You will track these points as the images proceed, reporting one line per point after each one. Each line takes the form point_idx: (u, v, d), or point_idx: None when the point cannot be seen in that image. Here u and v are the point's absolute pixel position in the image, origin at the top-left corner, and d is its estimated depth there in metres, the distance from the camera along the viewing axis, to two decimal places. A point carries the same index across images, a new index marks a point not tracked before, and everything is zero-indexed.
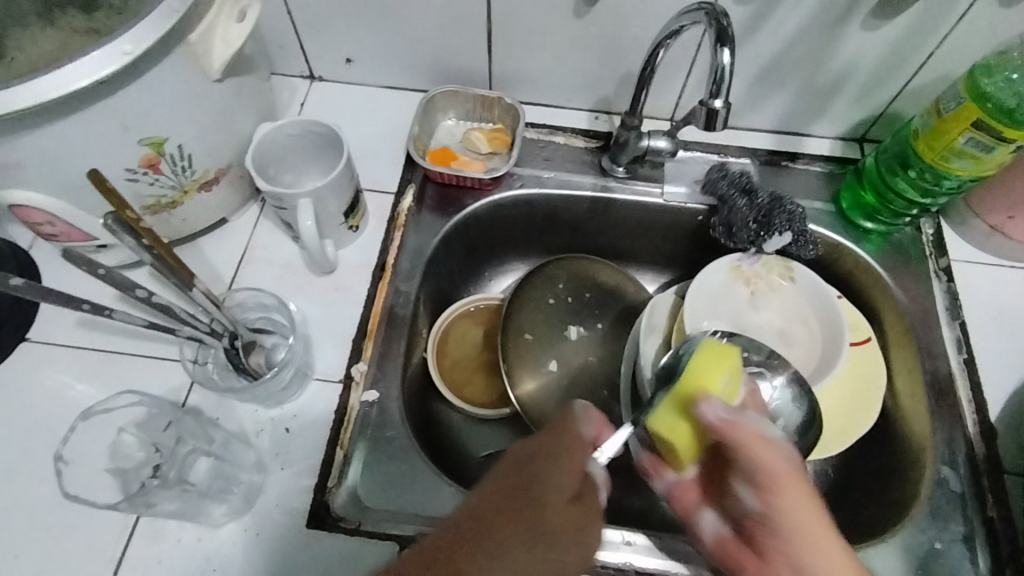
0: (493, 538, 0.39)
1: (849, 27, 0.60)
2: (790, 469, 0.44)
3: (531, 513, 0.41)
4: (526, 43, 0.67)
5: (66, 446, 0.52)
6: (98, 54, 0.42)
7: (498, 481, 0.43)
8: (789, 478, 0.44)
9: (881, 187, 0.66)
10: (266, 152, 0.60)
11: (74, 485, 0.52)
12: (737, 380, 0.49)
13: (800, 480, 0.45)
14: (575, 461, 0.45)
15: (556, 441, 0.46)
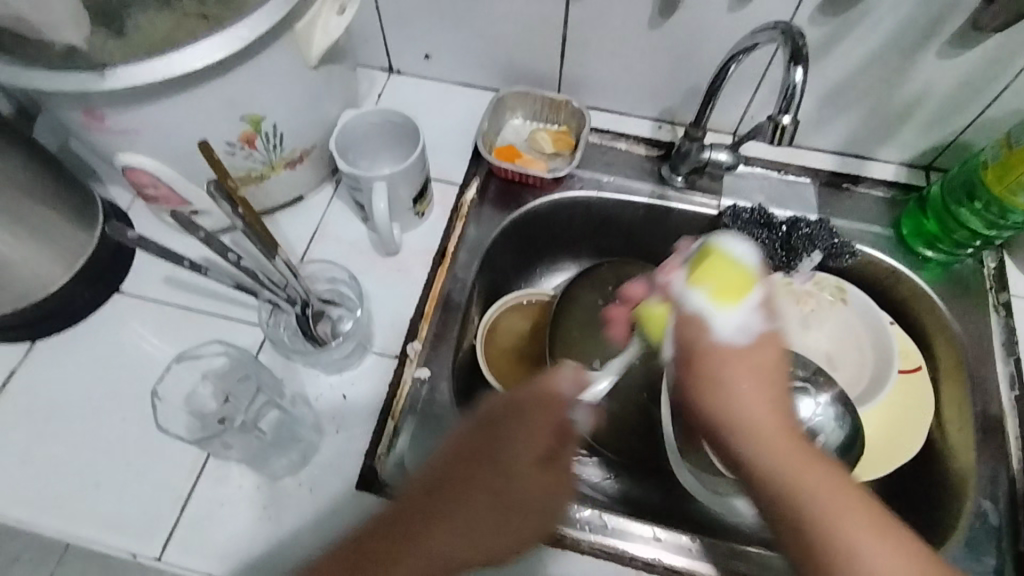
0: (439, 509, 0.47)
1: (925, 54, 0.60)
2: (719, 342, 0.37)
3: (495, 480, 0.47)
4: (599, 50, 0.70)
5: (162, 384, 0.57)
6: (220, 37, 0.47)
7: (462, 444, 0.48)
8: (726, 355, 0.37)
9: (943, 216, 0.65)
10: (348, 137, 0.64)
11: (165, 419, 0.56)
12: (727, 287, 0.38)
13: (744, 355, 0.37)
14: (545, 422, 0.48)
15: (529, 398, 0.48)
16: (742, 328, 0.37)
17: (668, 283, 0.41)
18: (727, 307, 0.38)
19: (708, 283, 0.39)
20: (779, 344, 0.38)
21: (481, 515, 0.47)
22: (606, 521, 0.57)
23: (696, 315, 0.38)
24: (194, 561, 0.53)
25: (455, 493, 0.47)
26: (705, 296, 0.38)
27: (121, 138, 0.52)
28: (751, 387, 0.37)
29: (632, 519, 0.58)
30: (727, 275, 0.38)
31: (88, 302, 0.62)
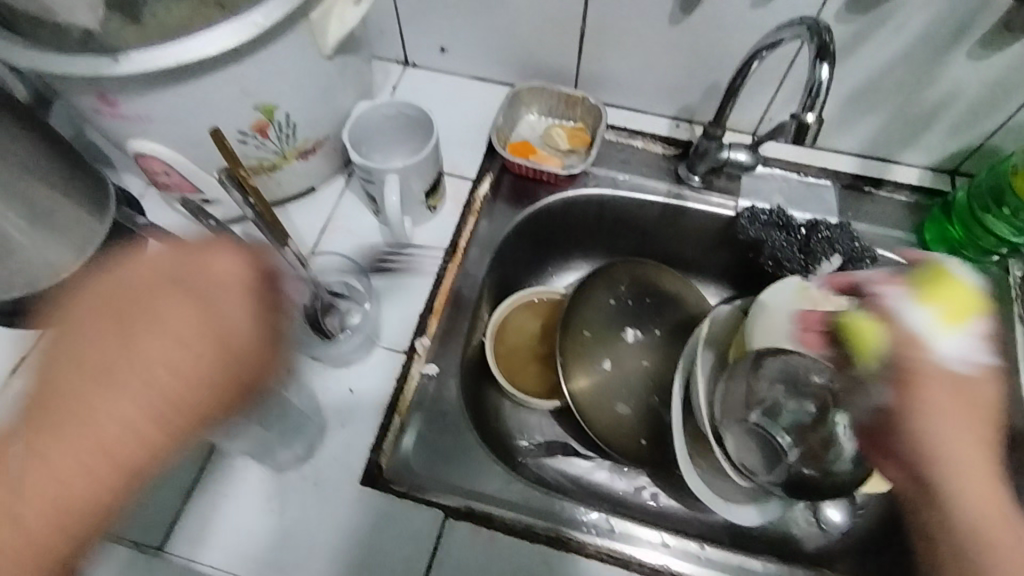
0: (94, 376, 0.33)
1: (955, 55, 0.58)
2: (941, 376, 0.40)
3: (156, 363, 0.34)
4: (618, 46, 0.68)
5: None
6: (234, 23, 0.46)
7: (105, 300, 0.35)
8: (950, 394, 0.40)
9: (969, 222, 0.63)
10: (362, 129, 0.64)
11: None
12: (959, 309, 0.44)
13: (948, 390, 0.40)
14: (196, 290, 0.35)
15: (173, 260, 0.36)
16: (959, 346, 0.42)
17: (888, 299, 0.46)
18: (951, 330, 0.42)
19: (936, 302, 0.44)
20: (995, 387, 0.41)
21: (152, 378, 0.33)
22: (615, 525, 0.56)
23: (917, 335, 0.42)
24: (196, 551, 0.53)
25: (93, 340, 0.34)
26: (932, 318, 0.43)
27: (133, 125, 0.52)
28: (963, 427, 0.39)
29: (641, 524, 0.56)
30: (938, 292, 0.45)
31: None
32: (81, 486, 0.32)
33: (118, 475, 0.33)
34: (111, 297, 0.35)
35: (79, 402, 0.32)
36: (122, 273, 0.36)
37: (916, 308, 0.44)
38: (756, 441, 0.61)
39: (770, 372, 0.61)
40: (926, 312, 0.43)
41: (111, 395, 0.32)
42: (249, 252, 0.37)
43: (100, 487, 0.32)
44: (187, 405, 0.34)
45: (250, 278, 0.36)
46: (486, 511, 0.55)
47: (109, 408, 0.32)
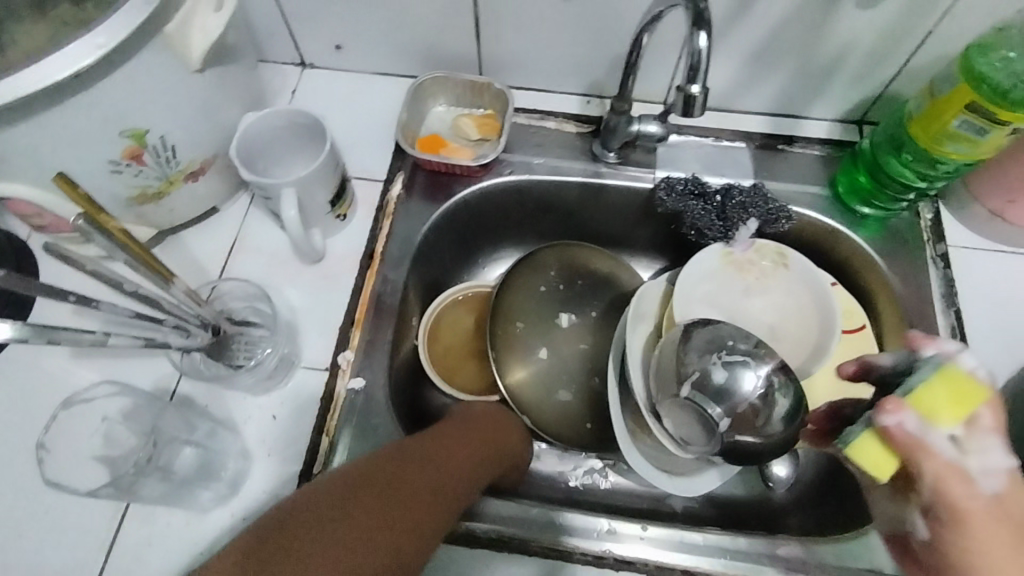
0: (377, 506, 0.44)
1: (843, 7, 0.58)
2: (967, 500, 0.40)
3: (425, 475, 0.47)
4: (514, 26, 0.66)
5: (49, 434, 0.52)
6: (75, 47, 0.43)
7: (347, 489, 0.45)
8: (986, 520, 0.40)
9: (876, 170, 0.64)
10: (253, 142, 0.61)
11: (59, 471, 0.52)
12: (958, 399, 0.40)
13: (996, 523, 0.40)
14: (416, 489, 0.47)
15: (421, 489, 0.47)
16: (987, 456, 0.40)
17: (895, 428, 0.40)
18: (942, 424, 0.40)
19: (942, 411, 0.40)
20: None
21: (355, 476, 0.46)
22: (558, 519, 0.56)
23: (954, 462, 0.40)
24: None
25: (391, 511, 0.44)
26: (930, 430, 0.40)
27: None
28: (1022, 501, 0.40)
29: (583, 514, 0.56)
30: (944, 392, 0.41)
31: None
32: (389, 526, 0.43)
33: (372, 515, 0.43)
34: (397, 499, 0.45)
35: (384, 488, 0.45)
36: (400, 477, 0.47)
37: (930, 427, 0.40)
38: (692, 414, 0.59)
39: (697, 343, 0.61)
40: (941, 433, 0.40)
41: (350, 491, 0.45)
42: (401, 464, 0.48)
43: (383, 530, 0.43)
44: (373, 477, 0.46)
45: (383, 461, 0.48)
46: None
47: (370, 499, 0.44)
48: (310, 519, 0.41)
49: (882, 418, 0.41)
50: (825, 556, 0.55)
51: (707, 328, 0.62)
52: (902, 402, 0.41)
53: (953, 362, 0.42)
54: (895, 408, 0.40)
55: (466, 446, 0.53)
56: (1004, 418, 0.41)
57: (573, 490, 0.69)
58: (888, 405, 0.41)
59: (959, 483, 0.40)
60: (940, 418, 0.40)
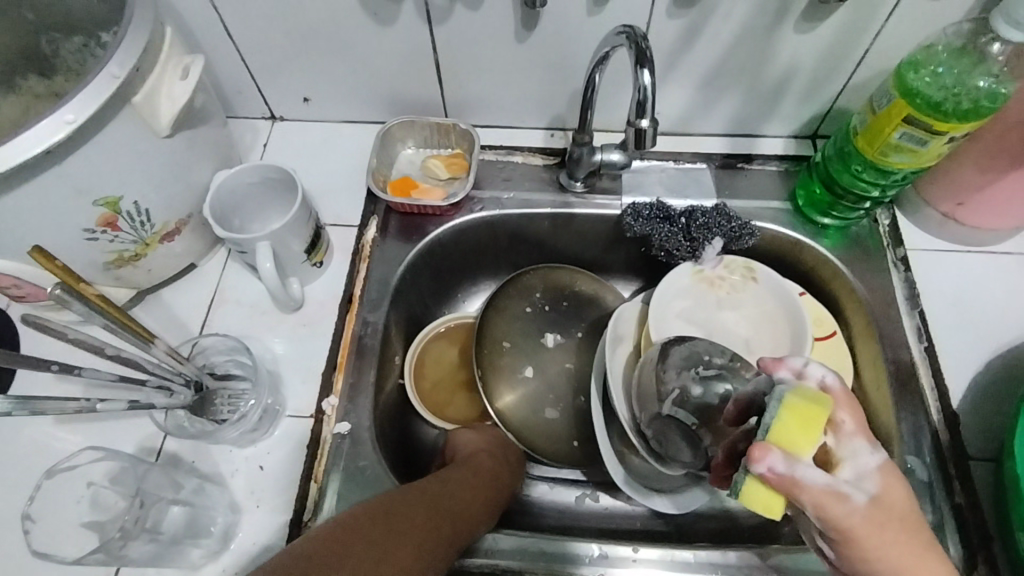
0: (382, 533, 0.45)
1: (783, 32, 0.61)
2: (857, 516, 0.37)
3: (424, 507, 0.50)
4: (474, 70, 0.69)
5: (34, 504, 0.52)
6: (43, 125, 0.44)
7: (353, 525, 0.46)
8: (870, 528, 0.37)
9: (830, 183, 0.66)
10: (227, 199, 0.62)
11: (43, 542, 0.51)
12: (809, 421, 0.36)
13: (878, 528, 0.38)
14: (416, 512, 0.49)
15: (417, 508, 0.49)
16: (854, 464, 0.38)
17: (767, 472, 0.36)
18: (807, 449, 0.36)
19: (800, 440, 0.36)
20: (901, 477, 0.39)
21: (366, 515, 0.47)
22: (551, 547, 0.56)
23: (829, 486, 0.36)
24: None
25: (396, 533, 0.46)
26: (798, 462, 0.36)
27: None
28: (902, 494, 0.39)
29: (576, 539, 0.57)
30: (797, 421, 0.36)
31: None
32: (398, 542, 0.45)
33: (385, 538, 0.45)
34: (398, 520, 0.47)
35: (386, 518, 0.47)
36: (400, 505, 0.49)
37: (795, 458, 0.36)
38: (677, 431, 0.59)
39: (674, 360, 0.62)
40: (808, 461, 0.36)
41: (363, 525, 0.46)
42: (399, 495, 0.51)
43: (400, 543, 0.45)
44: (377, 511, 0.48)
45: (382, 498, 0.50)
46: None
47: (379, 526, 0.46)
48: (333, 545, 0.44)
49: (751, 465, 0.36)
50: (813, 562, 0.56)
51: (682, 346, 0.63)
52: (765, 441, 0.37)
53: (797, 388, 0.38)
54: (761, 453, 0.36)
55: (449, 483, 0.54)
56: (863, 414, 0.40)
57: (564, 517, 0.69)
58: (754, 449, 0.36)
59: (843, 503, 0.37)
60: (804, 448, 0.36)
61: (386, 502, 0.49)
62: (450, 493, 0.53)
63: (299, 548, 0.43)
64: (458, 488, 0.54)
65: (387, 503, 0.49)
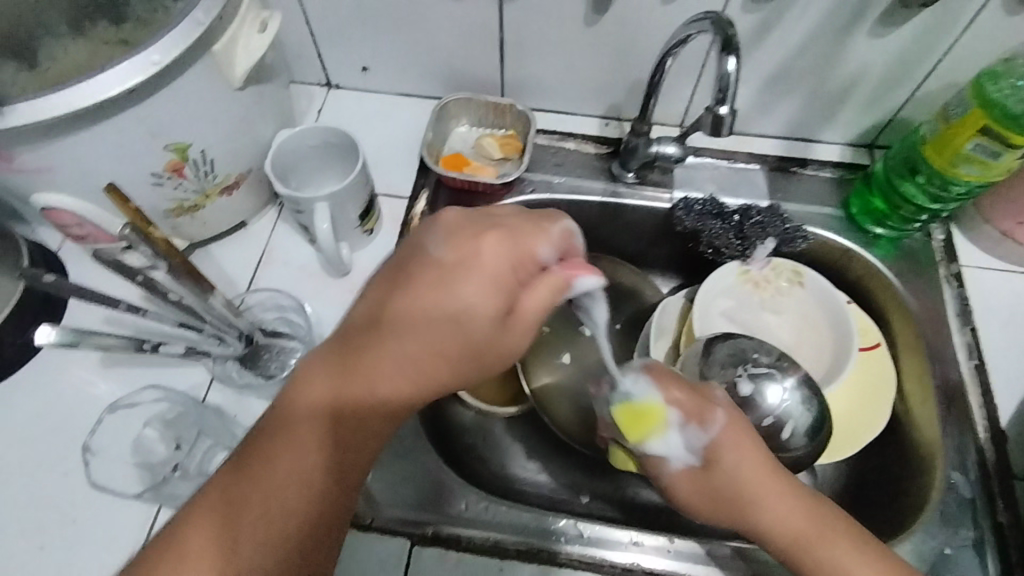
0: (327, 413, 0.42)
1: (858, 35, 0.61)
2: (684, 476, 0.51)
3: (381, 347, 0.41)
4: (538, 50, 0.69)
5: (95, 437, 0.54)
6: (129, 65, 0.45)
7: (297, 413, 0.42)
8: (700, 491, 0.50)
9: (889, 193, 0.66)
10: (286, 158, 0.62)
11: (100, 475, 0.54)
12: (641, 425, 0.51)
13: (706, 490, 0.50)
14: (376, 356, 0.41)
15: (366, 347, 0.42)
16: (676, 445, 0.50)
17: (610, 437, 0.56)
18: (642, 440, 0.51)
19: (636, 434, 0.52)
20: (732, 442, 0.50)
21: (315, 391, 0.42)
22: (584, 531, 0.56)
23: (659, 460, 0.51)
24: None
25: (351, 402, 0.42)
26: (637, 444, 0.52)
27: (35, 178, 0.49)
28: (732, 460, 0.50)
29: (609, 526, 0.56)
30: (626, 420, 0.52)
31: (20, 353, 0.59)
32: (357, 414, 0.42)
33: (320, 423, 0.42)
34: (347, 384, 0.42)
35: (338, 388, 0.42)
36: (354, 351, 0.42)
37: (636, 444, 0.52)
38: None
39: (719, 357, 0.61)
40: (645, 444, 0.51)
41: (297, 415, 0.42)
42: (350, 335, 0.43)
43: (356, 414, 0.42)
44: (321, 384, 0.42)
45: (336, 341, 0.44)
46: (453, 533, 0.55)
47: (321, 402, 0.42)
48: (270, 441, 0.42)
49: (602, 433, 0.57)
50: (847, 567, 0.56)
51: (727, 343, 0.62)
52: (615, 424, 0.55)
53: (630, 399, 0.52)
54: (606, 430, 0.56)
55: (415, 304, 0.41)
56: (692, 401, 0.51)
57: (591, 506, 0.66)
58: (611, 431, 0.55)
59: (665, 469, 0.51)
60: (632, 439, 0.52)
61: (335, 361, 0.43)
62: (417, 323, 0.41)
63: (276, 474, 0.41)
64: (427, 313, 0.41)
65: (336, 361, 0.43)
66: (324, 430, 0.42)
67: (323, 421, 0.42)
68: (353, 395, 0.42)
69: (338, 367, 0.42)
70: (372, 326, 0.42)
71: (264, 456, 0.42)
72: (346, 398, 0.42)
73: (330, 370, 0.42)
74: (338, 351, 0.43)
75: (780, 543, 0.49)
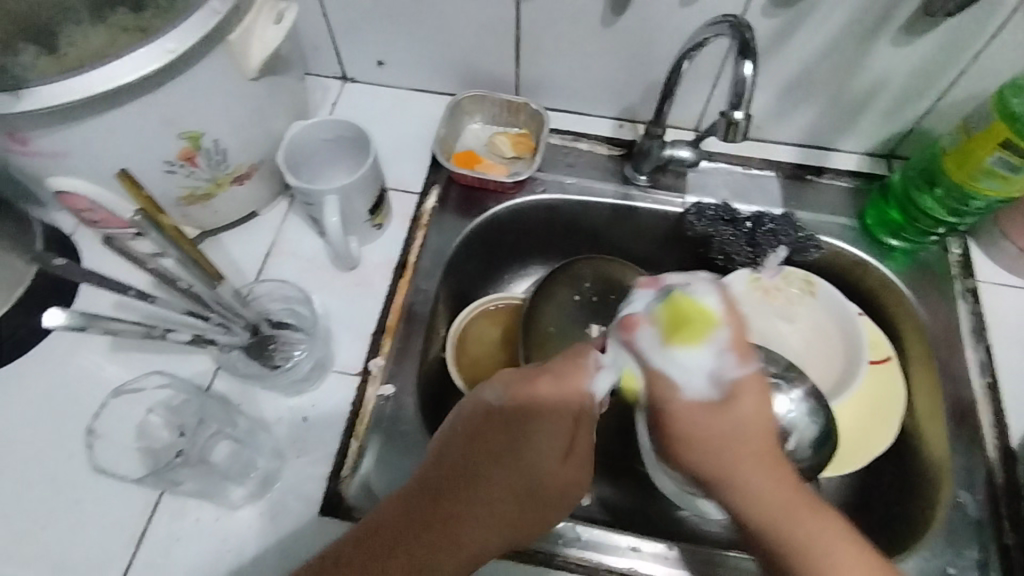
0: (409, 537, 0.48)
1: (879, 42, 0.60)
2: (692, 408, 0.41)
3: (481, 484, 0.48)
4: (554, 49, 0.68)
5: (99, 420, 0.54)
6: (145, 52, 0.45)
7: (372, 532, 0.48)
8: (690, 418, 0.41)
9: (906, 205, 0.65)
10: (298, 150, 0.63)
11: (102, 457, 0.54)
12: (686, 328, 0.41)
13: (706, 420, 0.41)
14: (485, 495, 0.48)
15: (461, 475, 0.49)
16: (702, 366, 0.40)
17: (634, 341, 0.43)
18: (680, 346, 0.41)
19: (676, 336, 0.41)
20: (761, 391, 0.41)
21: (403, 533, 0.48)
22: (581, 535, 0.56)
23: (665, 372, 0.41)
24: None
25: (450, 533, 0.48)
26: (660, 342, 0.41)
27: (50, 162, 0.50)
28: (751, 408, 0.41)
29: (607, 530, 0.56)
30: (672, 317, 0.42)
31: (31, 334, 0.60)
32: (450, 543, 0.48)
33: (407, 553, 0.47)
34: (433, 515, 0.48)
35: (430, 529, 0.48)
36: (445, 484, 0.49)
37: (670, 347, 0.41)
38: None
39: None
40: (683, 356, 0.41)
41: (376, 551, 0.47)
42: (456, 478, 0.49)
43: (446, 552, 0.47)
44: (410, 525, 0.48)
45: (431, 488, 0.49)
46: None
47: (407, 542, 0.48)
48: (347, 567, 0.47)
49: (624, 330, 0.43)
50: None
51: None
52: (643, 321, 0.43)
53: (688, 295, 0.42)
54: (630, 327, 0.43)
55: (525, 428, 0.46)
56: (744, 335, 0.41)
57: (591, 510, 0.66)
58: (631, 325, 0.43)
59: (675, 389, 0.41)
60: (660, 343, 0.41)
61: (433, 504, 0.48)
62: (524, 461, 0.47)
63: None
64: (533, 449, 0.47)
65: (435, 503, 0.48)
66: (418, 549, 0.48)
67: (400, 536, 0.48)
68: (443, 528, 0.48)
69: (437, 508, 0.48)
70: (470, 468, 0.48)
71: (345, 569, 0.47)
72: (434, 537, 0.48)
73: (435, 507, 0.48)
74: (435, 492, 0.49)
75: (751, 514, 0.41)
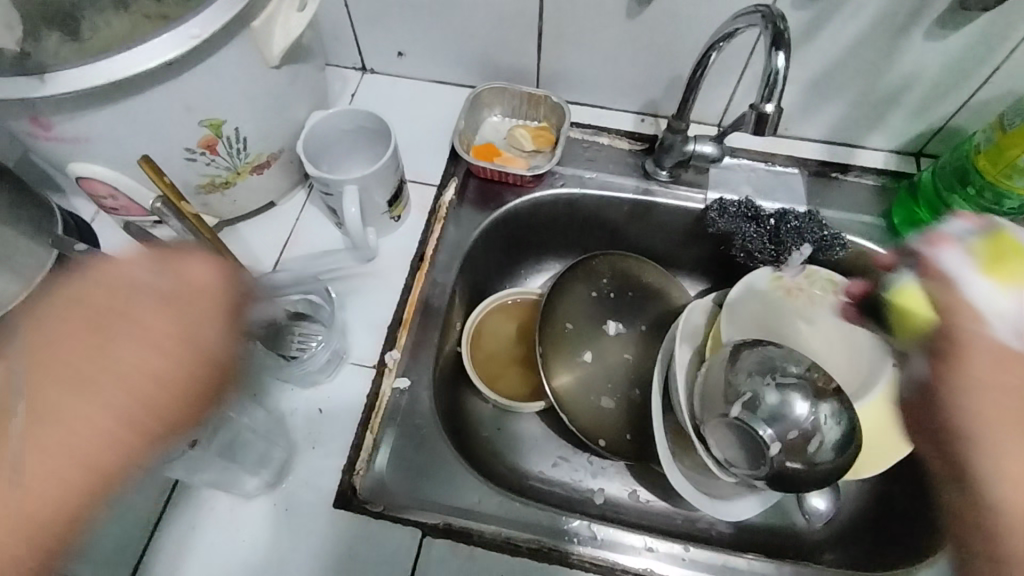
0: (61, 382, 0.44)
1: (912, 37, 0.58)
2: (988, 346, 0.39)
3: (112, 338, 0.46)
4: (576, 41, 0.67)
5: None
6: (168, 38, 0.44)
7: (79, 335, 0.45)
8: (994, 367, 0.38)
9: (935, 203, 0.63)
10: (318, 140, 0.62)
11: None
12: (1000, 261, 0.46)
13: (1000, 372, 0.37)
14: (111, 353, 0.45)
15: (102, 304, 0.47)
16: (1010, 306, 0.43)
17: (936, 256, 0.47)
18: (1011, 287, 0.44)
19: (1004, 271, 0.46)
20: None
21: (113, 372, 0.45)
22: (596, 533, 0.55)
23: (977, 307, 0.42)
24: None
25: (75, 410, 0.43)
26: (994, 281, 0.45)
27: (71, 148, 0.50)
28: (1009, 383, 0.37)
29: (622, 529, 0.55)
30: (990, 249, 0.47)
31: None
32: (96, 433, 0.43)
33: (48, 386, 0.43)
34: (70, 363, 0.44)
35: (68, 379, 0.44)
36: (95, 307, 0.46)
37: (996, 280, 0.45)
38: (738, 436, 0.57)
39: (747, 364, 0.60)
40: (982, 284, 0.44)
41: (89, 399, 0.43)
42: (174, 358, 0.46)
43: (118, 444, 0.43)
44: (104, 388, 0.44)
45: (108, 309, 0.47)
46: (465, 526, 0.53)
47: (92, 404, 0.43)
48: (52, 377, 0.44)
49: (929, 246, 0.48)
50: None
51: (758, 350, 0.61)
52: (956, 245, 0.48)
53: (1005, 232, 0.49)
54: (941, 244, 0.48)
55: (176, 321, 0.47)
56: None
57: (605, 508, 0.65)
58: (940, 243, 0.48)
59: (973, 318, 0.41)
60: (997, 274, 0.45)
61: (95, 343, 0.45)
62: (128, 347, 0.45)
63: (62, 414, 0.43)
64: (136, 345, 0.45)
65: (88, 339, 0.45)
66: (71, 402, 0.43)
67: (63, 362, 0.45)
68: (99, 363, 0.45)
69: (98, 341, 0.45)
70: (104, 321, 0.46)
71: (46, 358, 0.45)
72: (70, 381, 0.44)
73: (125, 348, 0.45)
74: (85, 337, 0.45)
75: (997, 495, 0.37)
